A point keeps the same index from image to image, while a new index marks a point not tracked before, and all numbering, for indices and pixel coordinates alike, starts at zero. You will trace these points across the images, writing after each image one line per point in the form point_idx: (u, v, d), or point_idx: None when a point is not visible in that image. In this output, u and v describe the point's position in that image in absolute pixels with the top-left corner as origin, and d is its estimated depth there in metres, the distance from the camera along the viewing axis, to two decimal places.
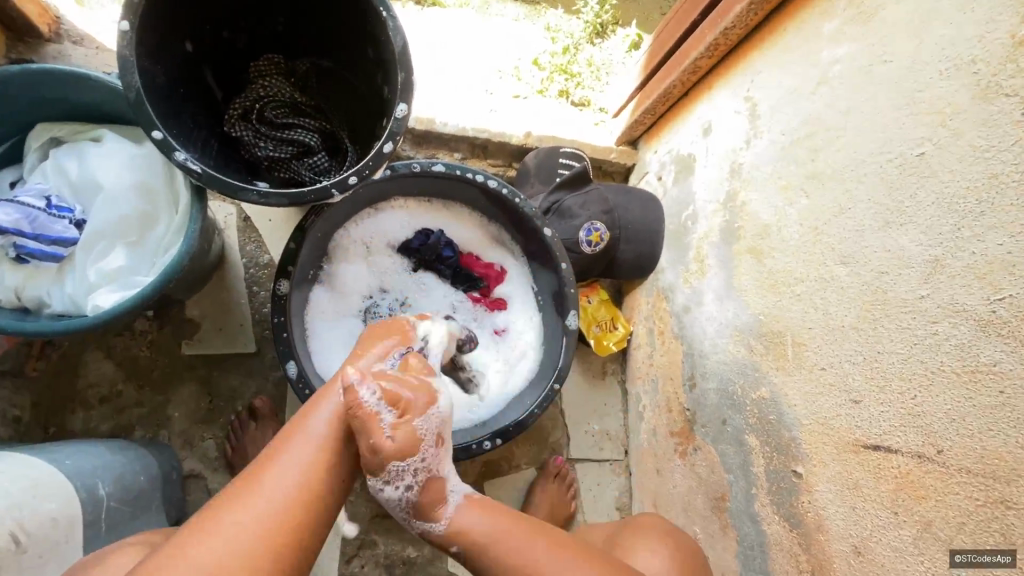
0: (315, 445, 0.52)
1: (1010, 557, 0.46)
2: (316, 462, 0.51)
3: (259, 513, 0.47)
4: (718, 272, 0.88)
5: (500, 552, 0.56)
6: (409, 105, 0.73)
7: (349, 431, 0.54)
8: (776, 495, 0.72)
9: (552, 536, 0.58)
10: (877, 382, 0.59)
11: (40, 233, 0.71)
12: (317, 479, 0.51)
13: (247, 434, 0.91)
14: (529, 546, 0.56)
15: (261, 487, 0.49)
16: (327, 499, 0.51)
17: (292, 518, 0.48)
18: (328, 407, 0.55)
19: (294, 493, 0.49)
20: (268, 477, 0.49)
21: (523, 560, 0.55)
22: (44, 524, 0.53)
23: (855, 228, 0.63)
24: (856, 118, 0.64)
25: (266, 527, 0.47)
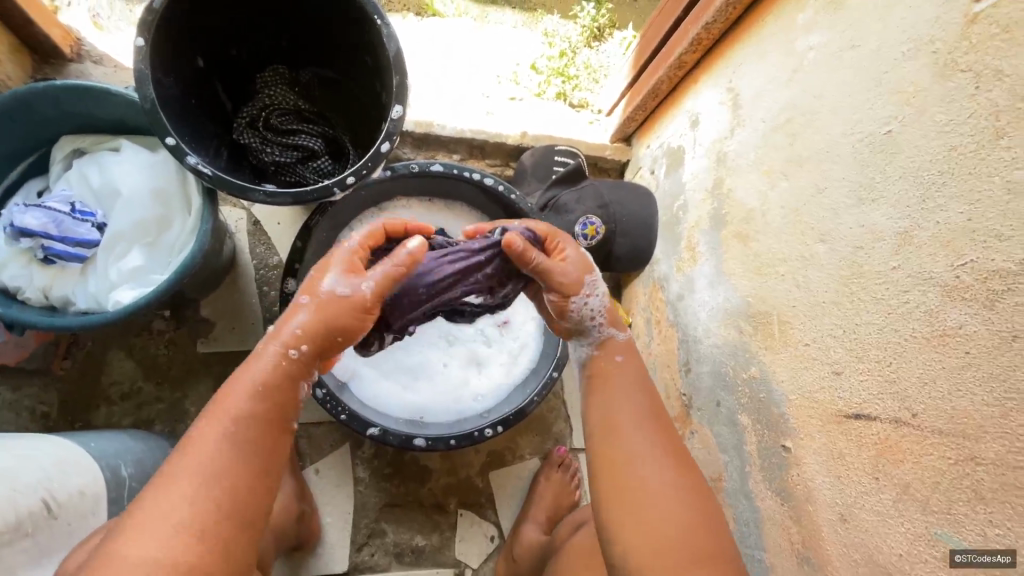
0: (220, 453, 0.52)
1: (1011, 556, 0.45)
2: (220, 473, 0.52)
3: (161, 537, 0.48)
4: (707, 258, 0.91)
5: (614, 415, 0.64)
6: (404, 107, 0.78)
7: (257, 427, 0.55)
8: (768, 470, 0.74)
9: (664, 435, 0.64)
10: (856, 354, 0.61)
11: (66, 236, 0.75)
12: (224, 495, 0.51)
13: None
14: (635, 423, 0.64)
15: (164, 508, 0.49)
16: (234, 510, 0.51)
17: (191, 543, 0.49)
18: (232, 403, 0.55)
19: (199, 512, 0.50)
20: (171, 498, 0.50)
21: (626, 427, 0.63)
22: (72, 497, 0.57)
23: (832, 207, 0.65)
24: (829, 101, 0.67)
25: (175, 542, 0.48)
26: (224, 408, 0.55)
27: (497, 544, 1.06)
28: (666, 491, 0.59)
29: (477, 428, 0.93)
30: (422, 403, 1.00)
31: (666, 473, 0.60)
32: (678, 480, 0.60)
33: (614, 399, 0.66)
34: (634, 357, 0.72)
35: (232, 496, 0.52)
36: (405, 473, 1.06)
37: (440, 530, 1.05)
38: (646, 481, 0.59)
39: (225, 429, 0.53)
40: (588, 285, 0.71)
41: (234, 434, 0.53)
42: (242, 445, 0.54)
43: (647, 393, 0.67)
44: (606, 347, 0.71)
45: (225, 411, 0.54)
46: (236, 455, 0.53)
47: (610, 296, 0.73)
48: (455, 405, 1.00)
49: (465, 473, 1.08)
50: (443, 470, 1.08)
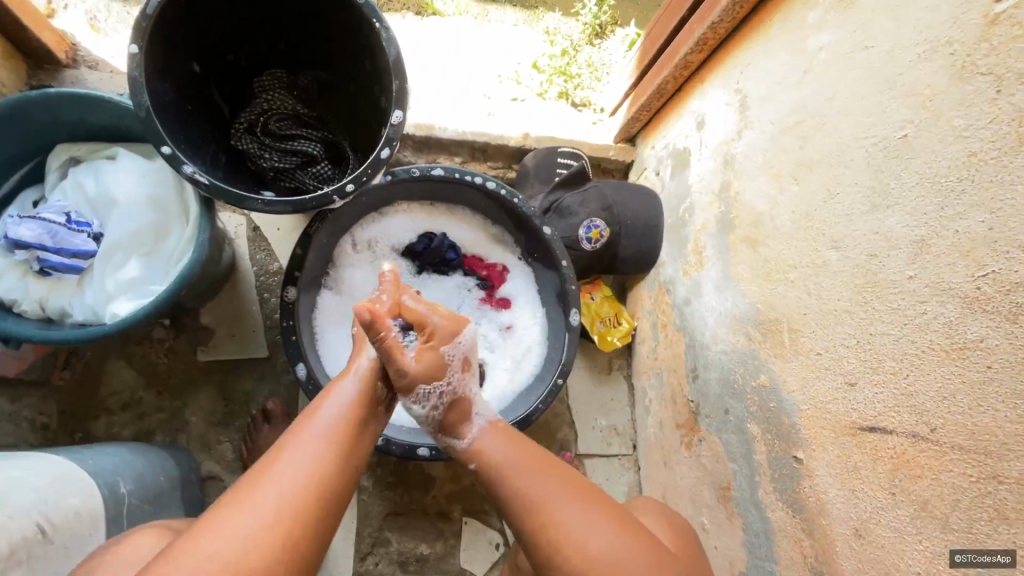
0: (313, 454, 0.54)
1: (1009, 556, 0.46)
2: (318, 463, 0.54)
3: (253, 520, 0.48)
4: (715, 262, 0.89)
5: (530, 489, 0.60)
6: (403, 112, 0.76)
7: (346, 440, 0.57)
8: (778, 481, 0.73)
9: (584, 490, 0.60)
10: (871, 365, 0.59)
11: (61, 247, 0.74)
12: (313, 494, 0.52)
13: (260, 436, 0.95)
14: (555, 490, 0.60)
15: (262, 491, 0.50)
16: (323, 503, 0.52)
17: (282, 528, 0.49)
18: (321, 421, 0.58)
19: (288, 505, 0.50)
20: (263, 489, 0.50)
21: (534, 497, 0.59)
22: (69, 518, 0.56)
23: (845, 212, 0.63)
24: (841, 103, 0.65)
25: (255, 539, 0.47)
26: (323, 412, 0.59)
27: (502, 552, 1.05)
28: (608, 556, 0.56)
29: None
30: None
31: (605, 531, 0.57)
32: (607, 529, 0.58)
33: (522, 476, 0.61)
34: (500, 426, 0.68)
35: (325, 488, 0.53)
36: (408, 481, 1.05)
37: (444, 538, 1.04)
38: (588, 549, 0.56)
39: (326, 426, 0.57)
40: (417, 394, 0.67)
41: (332, 431, 0.57)
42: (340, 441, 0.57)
43: (520, 451, 0.64)
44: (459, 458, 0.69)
45: (317, 422, 0.57)
46: (331, 449, 0.55)
47: (446, 406, 0.68)
48: None
49: (469, 480, 1.07)
50: (447, 477, 1.07)
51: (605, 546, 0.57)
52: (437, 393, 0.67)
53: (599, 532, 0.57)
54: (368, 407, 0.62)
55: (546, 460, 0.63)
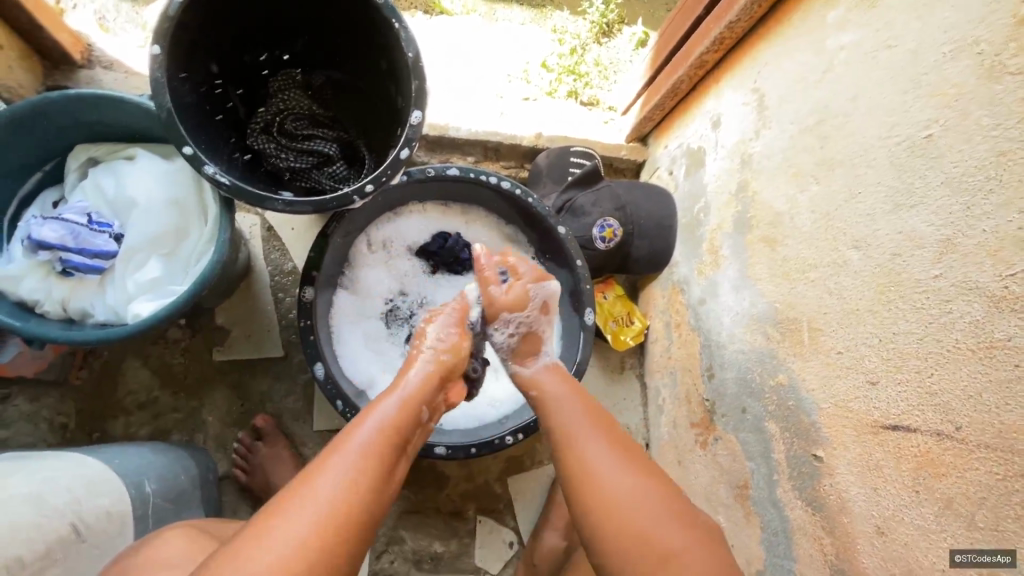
0: (347, 478, 0.53)
1: (1010, 556, 0.48)
2: (358, 480, 0.53)
3: (294, 536, 0.49)
4: (731, 261, 0.89)
5: (568, 425, 0.68)
6: (423, 112, 0.76)
7: (380, 464, 0.56)
8: (798, 479, 0.73)
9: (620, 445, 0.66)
10: (894, 364, 0.59)
11: (83, 247, 0.74)
12: (341, 522, 0.51)
13: (259, 455, 0.94)
14: (588, 434, 0.67)
15: (303, 504, 0.50)
16: (360, 518, 0.52)
17: (321, 544, 0.49)
18: (363, 434, 0.57)
19: (328, 521, 0.50)
20: (292, 517, 0.50)
21: (572, 432, 0.67)
22: (100, 518, 0.56)
23: (867, 212, 0.63)
24: (863, 103, 0.65)
25: (293, 557, 0.48)
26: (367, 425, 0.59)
27: (516, 550, 1.05)
28: (623, 491, 0.61)
29: (497, 436, 0.92)
30: (441, 410, 0.99)
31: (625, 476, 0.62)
32: (631, 473, 0.63)
33: (566, 410, 0.70)
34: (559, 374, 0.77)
35: (363, 505, 0.53)
36: (423, 480, 1.06)
37: (459, 536, 1.04)
38: (603, 483, 0.62)
39: (368, 441, 0.57)
40: (501, 321, 0.79)
41: (373, 445, 0.57)
42: (379, 458, 0.56)
43: (577, 401, 0.72)
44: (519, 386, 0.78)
45: (352, 444, 0.56)
46: (371, 466, 0.55)
47: (521, 336, 0.79)
48: (474, 411, 0.99)
49: (483, 479, 1.08)
50: (461, 476, 1.07)
51: (622, 485, 0.61)
52: (515, 322, 0.79)
53: (617, 469, 0.63)
54: (403, 427, 0.61)
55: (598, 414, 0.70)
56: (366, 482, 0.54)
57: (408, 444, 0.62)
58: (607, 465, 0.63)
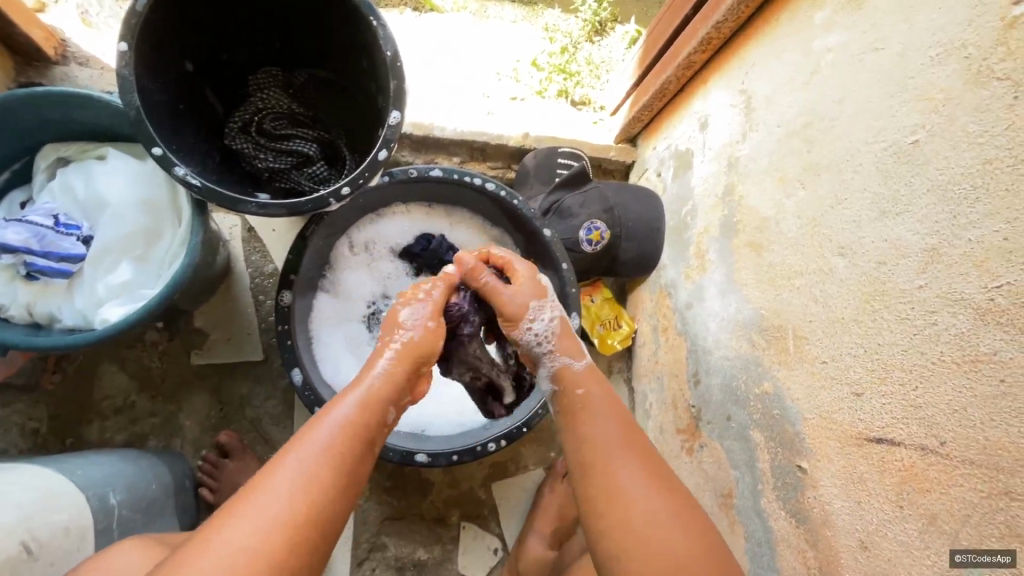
0: (306, 473, 0.52)
1: (1010, 556, 0.45)
2: (318, 474, 0.52)
3: (252, 530, 0.48)
4: (718, 266, 0.88)
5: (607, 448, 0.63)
6: (401, 112, 0.74)
7: (344, 460, 0.54)
8: (782, 490, 0.71)
9: (657, 473, 0.61)
10: (878, 375, 0.58)
11: (50, 251, 0.72)
12: (301, 520, 0.50)
13: (225, 472, 0.92)
14: (625, 457, 0.62)
15: (262, 500, 0.49)
16: (322, 514, 0.51)
17: (279, 541, 0.48)
18: (325, 429, 0.56)
19: (286, 517, 0.49)
20: (243, 519, 0.48)
21: (606, 451, 0.63)
22: (57, 534, 0.55)
23: (853, 219, 0.62)
24: (849, 107, 0.63)
25: (248, 554, 0.47)
26: (330, 419, 0.57)
27: (500, 557, 1.04)
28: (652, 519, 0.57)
29: (479, 443, 0.91)
30: (424, 416, 0.97)
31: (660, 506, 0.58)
32: (662, 501, 0.59)
33: (603, 428, 0.65)
34: (599, 380, 0.71)
35: (324, 501, 0.51)
36: (406, 486, 1.04)
37: (442, 543, 1.03)
38: (635, 506, 0.58)
39: (331, 435, 0.56)
40: (533, 311, 0.75)
41: (336, 440, 0.55)
42: (343, 453, 0.55)
43: (620, 419, 0.66)
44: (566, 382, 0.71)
45: (310, 441, 0.54)
46: (333, 460, 0.54)
47: (558, 320, 0.75)
48: (458, 417, 0.98)
49: (467, 485, 1.06)
50: (445, 482, 1.05)
51: (650, 510, 0.58)
52: (547, 306, 0.76)
53: (653, 499, 0.58)
54: (368, 425, 0.59)
55: (639, 437, 0.65)
56: (323, 482, 0.52)
57: (377, 439, 0.60)
58: (641, 493, 0.59)
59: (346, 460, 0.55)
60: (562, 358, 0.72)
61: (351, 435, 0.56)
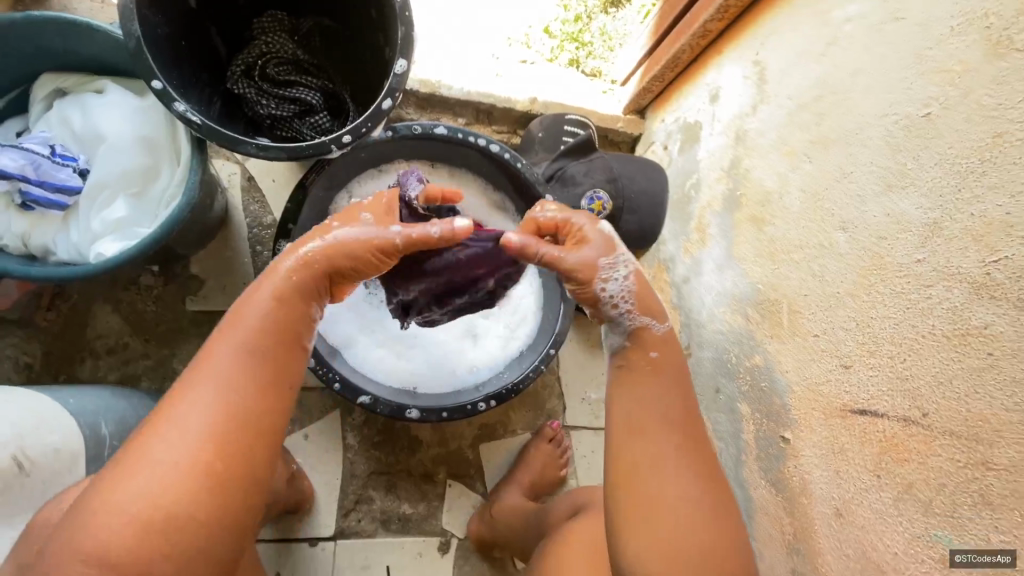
0: (225, 382, 0.47)
1: (1011, 556, 0.44)
2: (238, 380, 0.48)
3: (181, 442, 0.45)
4: (718, 240, 0.88)
5: (657, 416, 0.56)
6: (408, 61, 0.73)
7: (266, 361, 0.50)
8: (765, 459, 0.73)
9: (698, 449, 0.55)
10: (868, 348, 0.58)
11: (45, 181, 0.71)
12: (233, 427, 0.46)
13: None
14: (668, 432, 0.55)
15: (185, 411, 0.46)
16: (252, 418, 0.47)
17: (211, 450, 0.45)
18: (236, 331, 0.50)
19: (213, 427, 0.46)
20: (163, 441, 0.45)
21: (655, 425, 0.55)
22: (47, 454, 0.57)
23: (856, 193, 0.62)
24: (864, 79, 0.62)
25: (183, 465, 0.44)
26: (243, 320, 0.50)
27: None
28: (677, 510, 0.52)
29: (469, 402, 0.91)
30: (415, 372, 0.97)
31: (683, 484, 0.53)
32: (695, 492, 0.53)
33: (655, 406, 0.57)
34: (675, 352, 0.60)
35: (253, 408, 0.48)
36: (395, 441, 1.05)
37: (428, 500, 1.05)
38: (662, 486, 0.52)
39: (245, 338, 0.49)
40: (602, 268, 0.60)
41: (252, 341, 0.50)
42: (261, 351, 0.50)
43: (678, 400, 0.57)
44: (638, 341, 0.60)
45: (225, 349, 0.49)
46: (253, 363, 0.49)
47: (634, 275, 0.61)
48: (449, 375, 0.98)
49: (455, 444, 1.08)
50: (434, 440, 1.07)
51: (674, 497, 0.52)
52: (619, 262, 0.61)
53: (680, 479, 0.53)
54: (286, 319, 0.52)
55: (690, 419, 0.56)
56: (248, 392, 0.48)
57: (303, 332, 0.53)
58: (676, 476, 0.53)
59: (268, 366, 0.50)
60: (639, 317, 0.60)
61: (268, 334, 0.50)
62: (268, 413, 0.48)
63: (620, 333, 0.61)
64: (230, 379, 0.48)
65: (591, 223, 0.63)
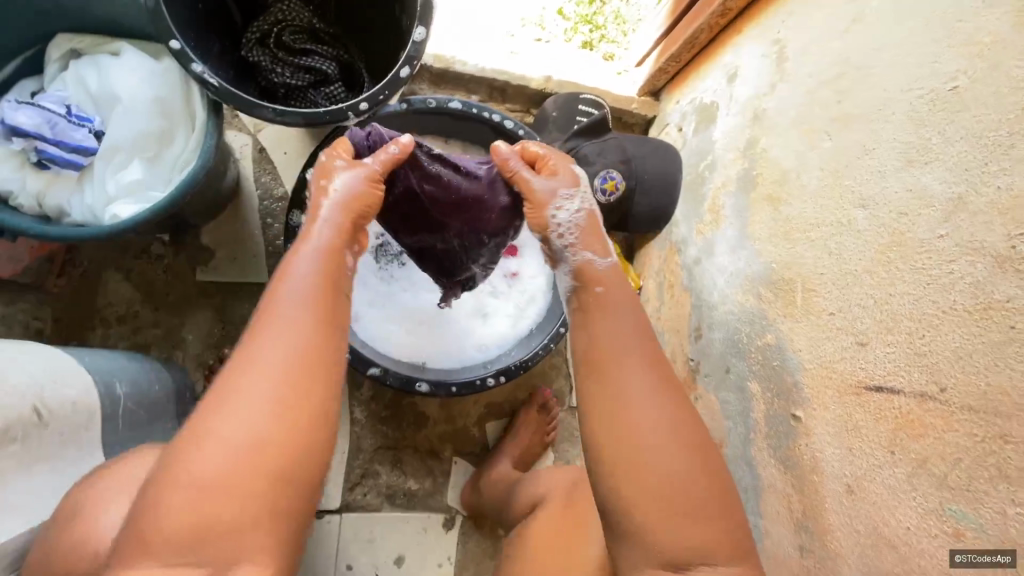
0: (292, 325, 0.50)
1: (1011, 556, 0.45)
2: (304, 321, 0.51)
3: (264, 383, 0.47)
4: (732, 221, 0.87)
5: (621, 345, 0.58)
6: (427, 28, 0.72)
7: (324, 303, 0.53)
8: (775, 438, 0.73)
9: (669, 382, 0.56)
10: (885, 325, 0.58)
11: (61, 140, 0.71)
12: (308, 362, 0.49)
13: None
14: (631, 358, 0.57)
15: (261, 356, 0.48)
16: (322, 354, 0.50)
17: (294, 386, 0.48)
18: (291, 283, 0.53)
19: (291, 363, 0.48)
20: (246, 384, 0.47)
21: (617, 350, 0.58)
22: (65, 408, 0.58)
23: (877, 170, 0.61)
24: (889, 53, 0.62)
25: (273, 402, 0.46)
26: (293, 275, 0.54)
27: None
28: (655, 434, 0.53)
29: (479, 378, 0.92)
30: (427, 347, 0.97)
31: (676, 457, 0.52)
32: (665, 412, 0.54)
33: (642, 371, 0.56)
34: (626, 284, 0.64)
35: (321, 345, 0.51)
36: (402, 417, 1.06)
37: (434, 476, 1.05)
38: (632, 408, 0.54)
39: (300, 287, 0.53)
40: (561, 198, 0.69)
41: (308, 289, 0.53)
42: (318, 298, 0.53)
43: (637, 326, 0.60)
44: (583, 278, 0.65)
45: (282, 300, 0.52)
46: (313, 307, 0.52)
47: (586, 213, 0.69)
48: (459, 350, 0.97)
49: (461, 422, 1.08)
50: (440, 418, 1.07)
51: (648, 419, 0.53)
52: (576, 198, 0.70)
53: (653, 401, 0.54)
54: (334, 272, 0.57)
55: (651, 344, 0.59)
56: (314, 331, 0.51)
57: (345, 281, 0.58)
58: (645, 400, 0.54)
59: (327, 308, 0.53)
60: (584, 252, 0.67)
61: (319, 283, 0.54)
62: (331, 350, 0.51)
63: (565, 268, 0.68)
64: (296, 324, 0.50)
65: (561, 161, 0.74)
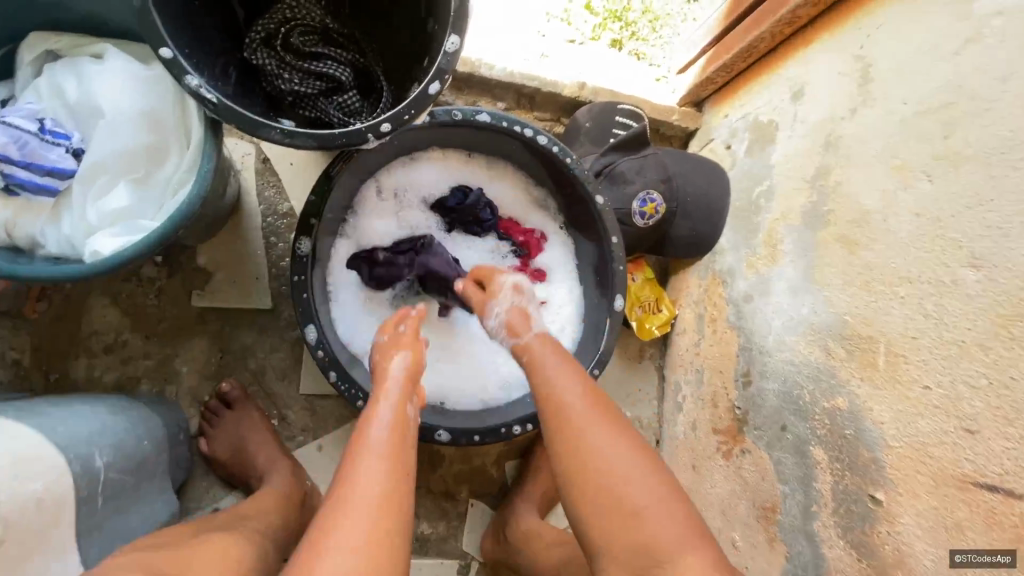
0: (383, 462, 0.51)
1: (1022, 570, 0.47)
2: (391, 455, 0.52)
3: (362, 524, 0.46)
4: (793, 260, 0.78)
5: (557, 380, 0.58)
6: (462, 38, 0.62)
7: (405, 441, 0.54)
8: (845, 517, 0.64)
9: (605, 406, 0.56)
10: (1004, 415, 0.49)
11: (32, 162, 0.61)
12: (399, 499, 0.49)
13: (221, 423, 0.85)
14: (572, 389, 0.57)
15: (356, 493, 0.48)
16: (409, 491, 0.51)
17: (389, 524, 0.47)
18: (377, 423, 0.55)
19: (383, 500, 0.48)
20: (343, 526, 0.46)
21: (554, 387, 0.57)
22: (27, 510, 0.47)
23: (996, 226, 0.52)
24: (1019, 87, 0.52)
25: (371, 542, 0.46)
26: (378, 415, 0.56)
27: None
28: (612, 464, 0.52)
29: (503, 425, 0.82)
30: (446, 385, 0.87)
31: (646, 483, 0.51)
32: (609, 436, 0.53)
33: (565, 379, 0.58)
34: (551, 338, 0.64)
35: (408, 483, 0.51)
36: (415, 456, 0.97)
37: (448, 519, 0.97)
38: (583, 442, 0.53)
39: (387, 425, 0.55)
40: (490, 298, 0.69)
41: (393, 429, 0.55)
42: (402, 435, 0.55)
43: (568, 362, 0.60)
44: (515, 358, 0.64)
45: (369, 438, 0.53)
46: (400, 443, 0.54)
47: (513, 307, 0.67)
48: (481, 390, 0.88)
49: (479, 461, 1.00)
50: (457, 456, 0.98)
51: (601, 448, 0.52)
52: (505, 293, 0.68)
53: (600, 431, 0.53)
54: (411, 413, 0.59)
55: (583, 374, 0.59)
56: (401, 470, 0.52)
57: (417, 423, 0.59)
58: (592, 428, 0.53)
59: (408, 448, 0.54)
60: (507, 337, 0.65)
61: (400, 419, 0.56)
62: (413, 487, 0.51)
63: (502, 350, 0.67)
64: (385, 456, 0.51)
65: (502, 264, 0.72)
